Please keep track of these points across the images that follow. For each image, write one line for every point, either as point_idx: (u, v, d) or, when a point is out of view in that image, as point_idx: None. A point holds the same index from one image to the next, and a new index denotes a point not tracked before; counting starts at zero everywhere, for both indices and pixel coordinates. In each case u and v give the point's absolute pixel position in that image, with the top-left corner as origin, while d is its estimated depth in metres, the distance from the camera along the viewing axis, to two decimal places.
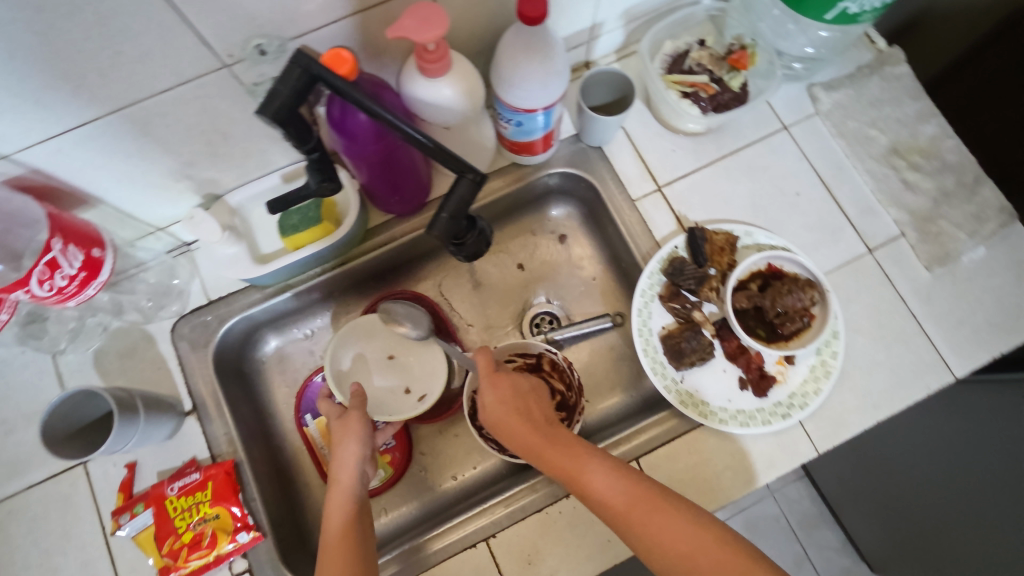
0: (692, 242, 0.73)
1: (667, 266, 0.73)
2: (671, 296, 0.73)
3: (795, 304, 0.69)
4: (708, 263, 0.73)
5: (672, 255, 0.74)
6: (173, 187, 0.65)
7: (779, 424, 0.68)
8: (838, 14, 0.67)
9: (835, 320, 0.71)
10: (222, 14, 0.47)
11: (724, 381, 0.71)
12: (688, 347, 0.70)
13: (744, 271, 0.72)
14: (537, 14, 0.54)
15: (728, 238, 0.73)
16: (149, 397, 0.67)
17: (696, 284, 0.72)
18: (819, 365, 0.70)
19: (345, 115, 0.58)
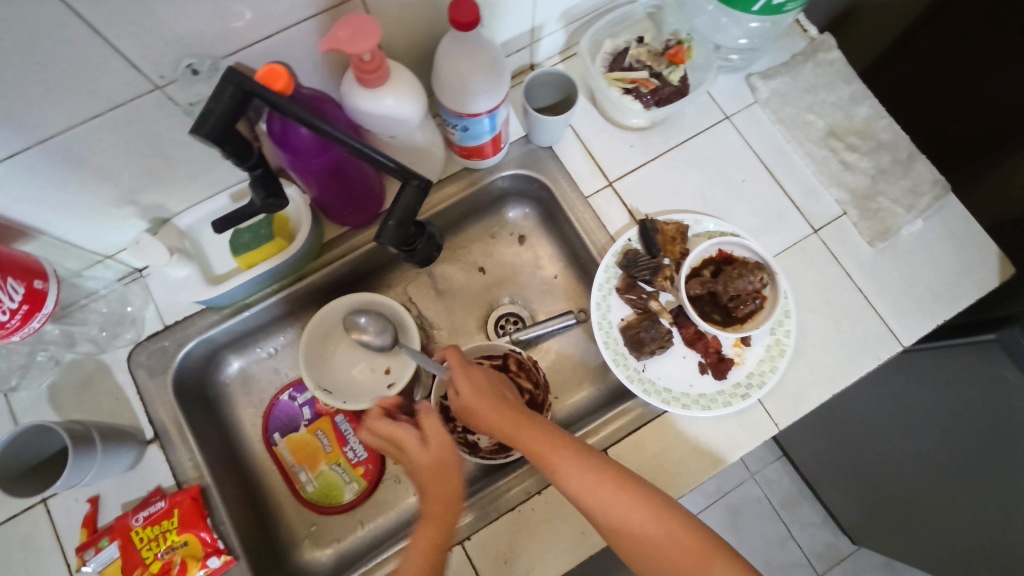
0: (644, 234, 0.75)
1: (622, 258, 0.75)
2: (627, 287, 0.75)
3: (748, 287, 0.71)
4: (661, 253, 0.75)
5: (626, 247, 0.76)
6: (117, 213, 0.64)
7: (739, 404, 0.70)
8: (763, 5, 0.70)
9: (786, 300, 0.73)
10: (148, 35, 0.47)
11: (684, 367, 0.73)
12: (648, 336, 0.72)
13: (696, 260, 0.74)
14: (468, 20, 0.55)
15: (679, 227, 0.75)
16: (107, 428, 0.65)
17: (651, 275, 0.73)
18: (774, 344, 0.72)
19: (286, 130, 0.58)
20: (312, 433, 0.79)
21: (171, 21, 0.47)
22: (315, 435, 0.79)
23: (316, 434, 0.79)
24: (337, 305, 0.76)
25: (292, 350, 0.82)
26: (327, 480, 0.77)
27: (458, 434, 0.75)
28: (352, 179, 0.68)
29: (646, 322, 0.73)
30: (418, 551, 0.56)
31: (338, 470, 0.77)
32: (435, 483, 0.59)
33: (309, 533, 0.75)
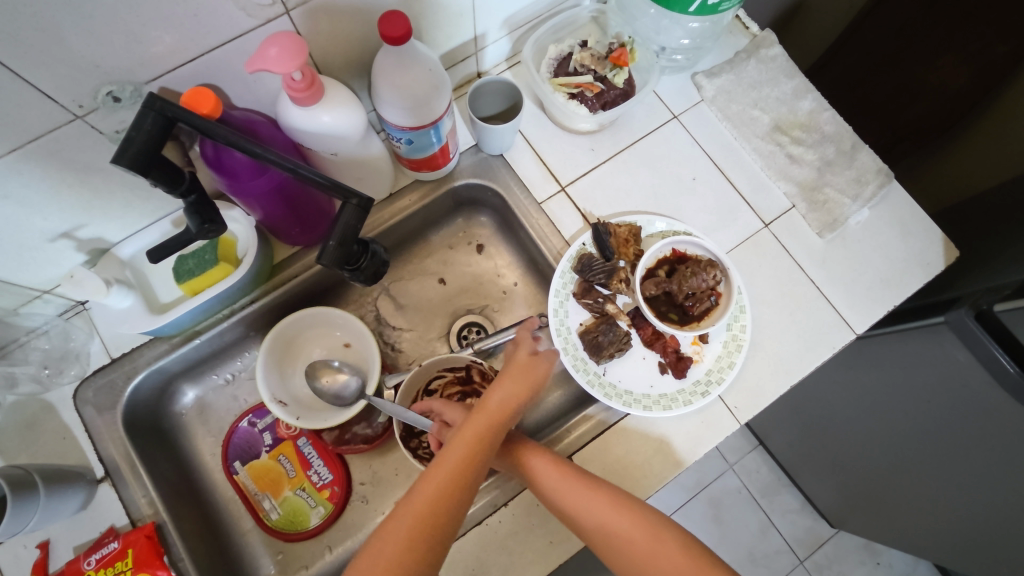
0: (597, 238, 0.75)
1: (576, 263, 0.74)
2: (583, 291, 0.75)
3: (700, 285, 0.71)
4: (616, 255, 0.75)
5: (580, 251, 0.75)
6: (51, 248, 0.62)
7: (701, 401, 0.70)
8: (699, 6, 0.70)
9: (741, 295, 0.73)
10: (61, 65, 0.46)
11: (644, 367, 0.74)
12: (607, 340, 0.72)
13: (650, 261, 0.74)
14: (399, 33, 0.54)
15: (632, 229, 0.75)
16: (53, 470, 0.63)
17: (605, 278, 0.73)
18: (731, 339, 0.73)
19: (220, 154, 0.56)
20: (274, 459, 0.77)
21: (84, 48, 0.46)
22: (278, 461, 0.77)
23: (279, 460, 0.77)
24: (300, 318, 0.75)
25: (250, 376, 0.80)
26: (293, 506, 0.75)
27: (424, 451, 0.73)
28: (297, 200, 0.66)
29: (603, 326, 0.73)
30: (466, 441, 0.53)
31: (302, 495, 0.76)
32: (520, 387, 0.58)
33: (277, 561, 0.74)
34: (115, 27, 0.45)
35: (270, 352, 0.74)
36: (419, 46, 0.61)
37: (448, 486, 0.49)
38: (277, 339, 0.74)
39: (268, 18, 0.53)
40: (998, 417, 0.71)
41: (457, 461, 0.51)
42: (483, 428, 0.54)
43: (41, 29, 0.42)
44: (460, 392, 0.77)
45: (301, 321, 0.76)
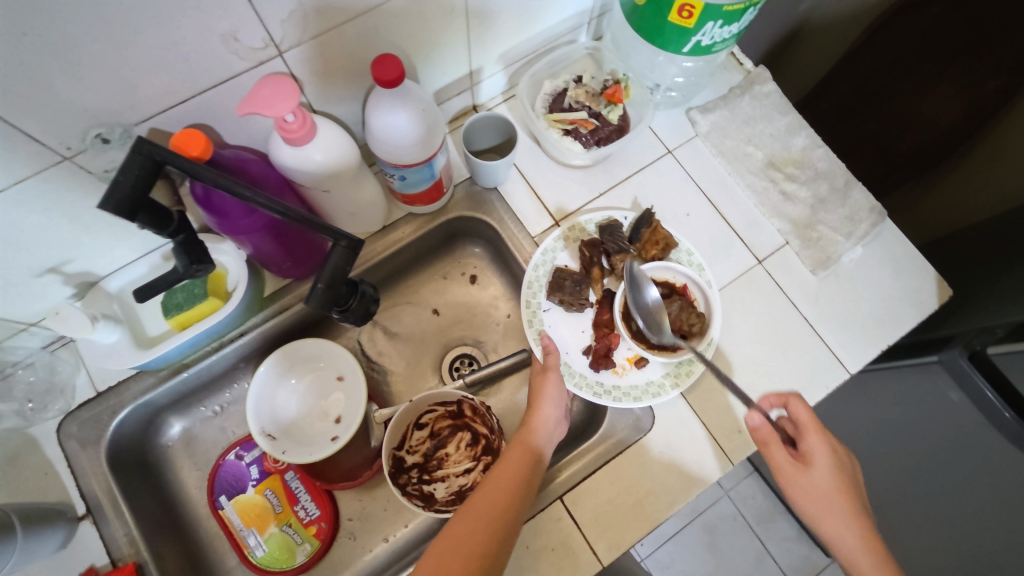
0: (637, 222, 0.77)
1: (600, 227, 0.77)
2: (588, 243, 0.76)
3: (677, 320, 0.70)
4: (638, 246, 0.76)
5: (615, 218, 0.78)
6: (37, 283, 0.61)
7: (588, 395, 0.72)
8: (693, 47, 0.70)
9: (701, 361, 0.72)
10: (49, 109, 0.46)
11: (574, 337, 0.76)
12: (568, 290, 0.74)
13: (657, 274, 0.74)
14: (387, 81, 0.54)
15: (669, 237, 0.75)
16: (32, 509, 0.62)
17: (616, 249, 0.75)
18: (655, 385, 0.72)
19: (209, 195, 0.56)
20: (261, 494, 0.76)
21: (73, 94, 0.46)
22: (264, 495, 0.76)
23: (265, 495, 0.76)
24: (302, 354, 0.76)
25: (239, 407, 0.79)
26: (278, 543, 0.74)
27: (413, 487, 0.75)
28: (288, 236, 0.66)
29: (577, 277, 0.75)
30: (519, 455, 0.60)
31: (288, 531, 0.74)
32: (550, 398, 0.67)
33: None
34: (104, 72, 0.45)
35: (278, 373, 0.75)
36: (416, 91, 0.61)
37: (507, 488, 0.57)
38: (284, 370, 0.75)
39: (260, 61, 0.53)
40: (992, 460, 0.70)
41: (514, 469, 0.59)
42: (529, 439, 0.62)
43: (29, 75, 0.42)
44: (450, 426, 0.78)
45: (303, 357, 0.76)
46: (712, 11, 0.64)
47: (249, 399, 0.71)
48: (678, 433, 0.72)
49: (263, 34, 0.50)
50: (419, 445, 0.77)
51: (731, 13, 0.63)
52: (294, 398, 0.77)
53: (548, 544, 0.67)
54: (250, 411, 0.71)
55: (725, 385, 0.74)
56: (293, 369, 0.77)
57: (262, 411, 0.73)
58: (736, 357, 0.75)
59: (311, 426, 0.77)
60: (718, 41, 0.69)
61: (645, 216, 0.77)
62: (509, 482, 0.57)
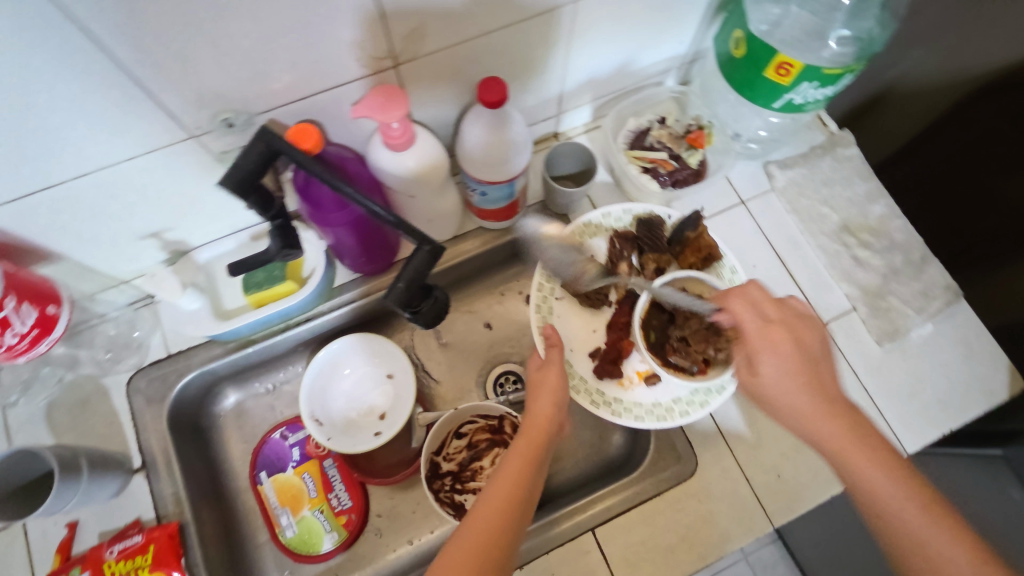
0: (683, 222, 0.74)
1: (637, 222, 0.76)
2: (620, 236, 0.76)
3: (702, 341, 0.66)
4: (677, 250, 0.75)
5: (657, 214, 0.76)
6: (139, 245, 0.66)
7: (583, 402, 0.71)
8: (784, 103, 0.70)
9: (717, 397, 0.69)
10: (189, 92, 0.50)
11: (585, 333, 0.77)
12: (587, 280, 0.75)
13: (692, 283, 0.69)
14: (490, 104, 0.57)
15: (711, 247, 0.72)
16: (97, 455, 0.65)
17: (649, 249, 0.74)
18: (660, 408, 0.71)
19: (310, 184, 0.60)
20: (298, 476, 0.78)
21: (212, 80, 0.50)
22: (302, 478, 0.78)
23: (303, 477, 0.78)
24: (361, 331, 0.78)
25: (291, 389, 0.82)
26: (308, 527, 0.76)
27: (445, 494, 0.75)
28: (368, 231, 0.69)
29: (603, 268, 0.75)
30: (519, 461, 0.56)
31: (319, 517, 0.76)
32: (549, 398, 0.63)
33: None
34: (244, 65, 0.50)
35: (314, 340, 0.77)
36: (513, 120, 0.63)
37: (509, 494, 0.53)
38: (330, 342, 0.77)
39: (377, 70, 0.56)
40: None
41: (513, 475, 0.55)
42: (532, 444, 0.58)
43: (183, 60, 0.47)
44: (488, 439, 0.78)
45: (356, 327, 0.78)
46: (810, 72, 0.64)
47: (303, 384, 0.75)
48: (720, 485, 0.70)
49: (385, 46, 0.54)
50: (456, 454, 0.78)
51: (830, 76, 0.64)
52: (347, 388, 0.79)
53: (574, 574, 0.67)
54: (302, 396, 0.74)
55: (774, 444, 0.72)
56: (345, 358, 0.79)
57: (313, 396, 0.76)
58: None
59: (359, 415, 0.79)
60: (811, 100, 0.69)
61: (691, 219, 0.73)
62: (504, 500, 0.53)
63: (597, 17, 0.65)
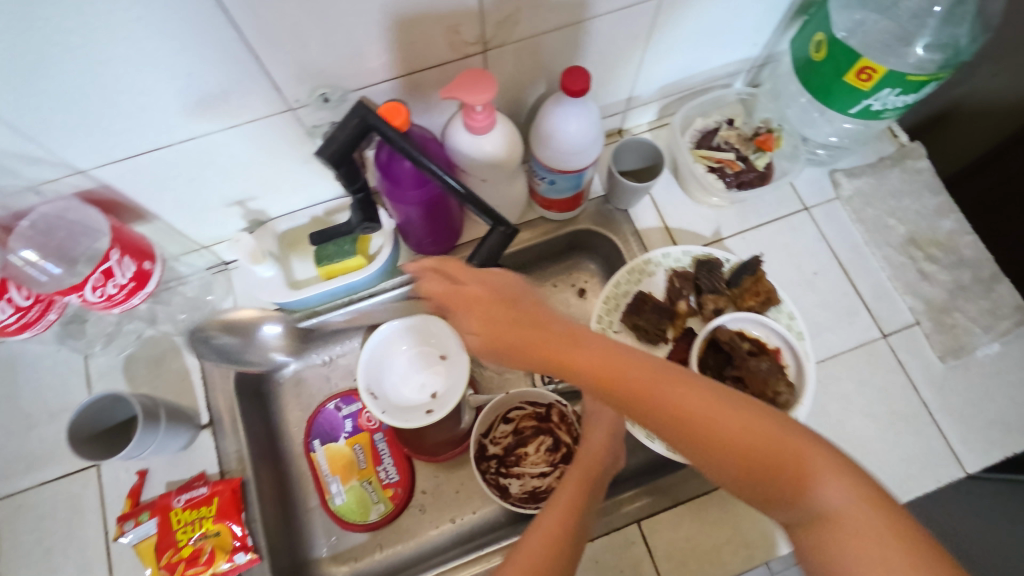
0: (740, 267, 0.74)
1: (696, 261, 0.75)
2: (680, 274, 0.75)
3: (761, 382, 0.66)
4: (735, 292, 0.74)
5: (716, 256, 0.75)
6: (224, 212, 0.70)
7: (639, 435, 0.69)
8: (861, 110, 0.70)
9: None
10: (296, 65, 0.52)
11: None
12: (646, 315, 0.73)
13: (748, 326, 0.70)
14: (571, 91, 0.59)
15: (771, 291, 0.72)
16: (172, 407, 0.69)
17: (709, 289, 0.73)
18: None
19: (391, 160, 0.62)
20: (350, 447, 0.80)
21: (317, 55, 0.52)
22: (352, 449, 0.80)
23: (353, 448, 0.80)
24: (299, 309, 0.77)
25: (346, 362, 0.84)
26: (356, 497, 0.78)
27: (491, 476, 0.76)
28: (437, 209, 0.70)
29: (660, 305, 0.74)
30: (569, 491, 0.58)
31: (368, 488, 0.78)
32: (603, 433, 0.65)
33: (330, 546, 0.76)
34: (349, 43, 0.52)
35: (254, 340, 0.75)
36: (575, 112, 0.62)
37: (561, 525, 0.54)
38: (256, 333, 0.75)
39: (466, 54, 0.58)
40: None
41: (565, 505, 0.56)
42: (582, 477, 0.60)
43: (296, 35, 0.49)
44: (534, 427, 0.79)
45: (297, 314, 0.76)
46: (892, 78, 0.64)
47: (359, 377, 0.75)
48: None
49: (478, 31, 0.56)
50: (502, 438, 0.79)
51: (913, 83, 0.63)
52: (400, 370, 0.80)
53: (618, 564, 0.67)
54: (360, 380, 0.75)
55: None
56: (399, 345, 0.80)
57: (365, 381, 0.76)
58: (844, 427, 0.73)
59: (409, 390, 0.79)
60: (890, 107, 0.69)
61: (750, 263, 0.73)
62: (557, 530, 0.53)
63: (678, 16, 0.66)
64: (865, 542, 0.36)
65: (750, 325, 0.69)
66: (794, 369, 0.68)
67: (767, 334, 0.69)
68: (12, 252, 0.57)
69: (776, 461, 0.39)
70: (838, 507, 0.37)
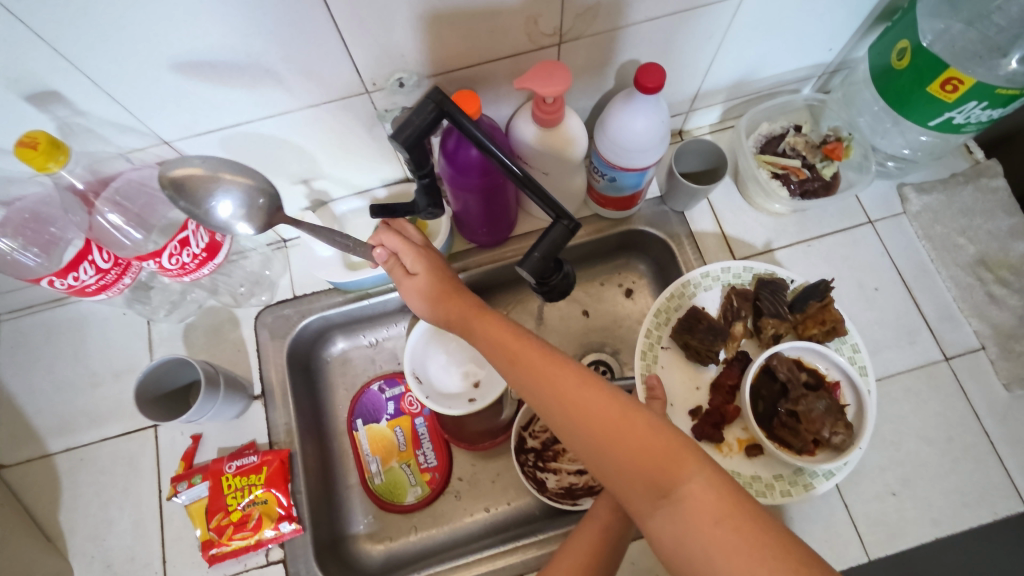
0: (809, 290, 0.71)
1: (758, 280, 0.73)
2: (739, 293, 0.72)
3: (816, 422, 0.64)
4: (797, 318, 0.71)
5: (779, 276, 0.73)
6: (291, 190, 0.71)
7: None
8: (942, 122, 0.68)
9: (825, 482, 0.64)
10: (379, 49, 0.53)
11: (689, 393, 0.73)
12: (698, 335, 0.70)
13: (807, 356, 0.68)
14: (643, 87, 0.58)
15: (840, 321, 0.68)
16: (229, 375, 0.71)
17: (770, 312, 0.70)
18: (762, 484, 0.66)
19: (459, 148, 0.62)
20: (391, 429, 0.81)
21: (401, 41, 0.53)
22: (393, 431, 0.81)
23: (394, 431, 0.82)
24: (263, 183, 0.56)
25: (391, 346, 0.85)
26: (395, 478, 0.79)
27: (529, 469, 0.76)
28: (495, 199, 0.70)
29: (716, 324, 0.70)
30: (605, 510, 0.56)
31: (406, 470, 0.79)
32: None
33: (366, 525, 0.78)
34: (432, 29, 0.53)
35: (193, 210, 0.53)
36: (640, 113, 0.61)
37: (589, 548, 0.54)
38: (208, 202, 0.54)
39: (542, 46, 0.59)
40: None
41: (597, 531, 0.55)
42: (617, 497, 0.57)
43: (384, 20, 0.50)
44: None
45: (263, 191, 0.56)
46: (980, 90, 0.62)
47: (405, 364, 0.76)
48: (815, 508, 0.68)
49: (557, 23, 0.56)
50: (542, 432, 0.79)
51: (1001, 97, 0.61)
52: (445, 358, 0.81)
53: (653, 566, 0.67)
54: (407, 367, 0.76)
55: (877, 474, 0.70)
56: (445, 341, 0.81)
57: (412, 368, 0.77)
58: (897, 449, 0.71)
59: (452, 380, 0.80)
60: (973, 121, 0.66)
61: (818, 287, 0.69)
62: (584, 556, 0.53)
63: (756, 17, 0.64)
64: (710, 526, 0.41)
65: (812, 357, 0.68)
66: (854, 412, 0.65)
67: (829, 368, 0.67)
68: (97, 214, 0.58)
69: (658, 463, 0.45)
70: (716, 514, 0.41)
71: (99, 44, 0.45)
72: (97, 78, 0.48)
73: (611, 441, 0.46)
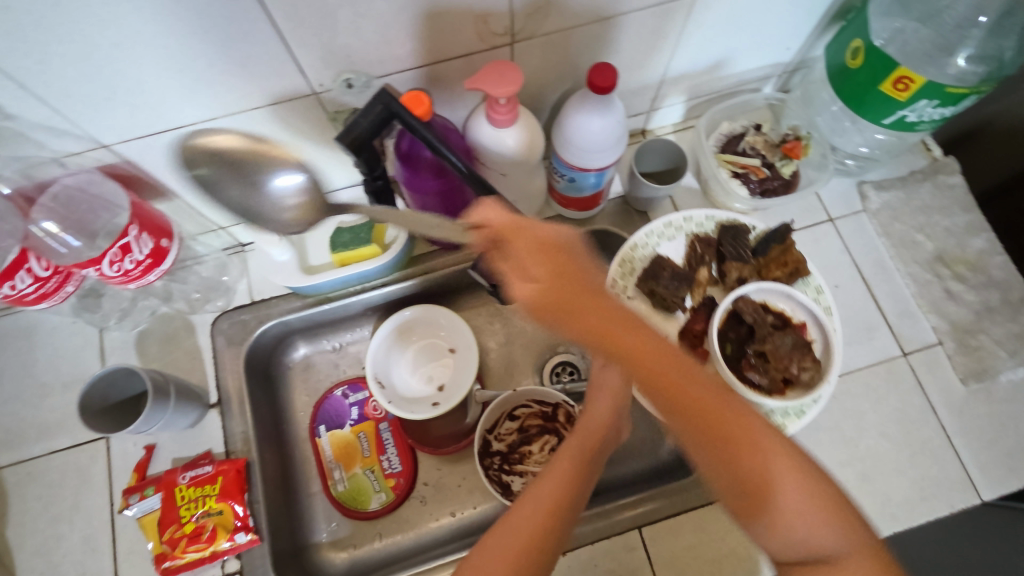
0: (769, 234, 0.71)
1: (720, 226, 0.72)
2: (702, 240, 0.73)
3: (784, 359, 0.64)
4: (761, 262, 0.71)
5: (742, 222, 0.73)
6: None
7: None
8: (896, 120, 0.68)
9: (795, 420, 0.65)
10: (321, 49, 0.52)
11: None
12: (664, 281, 0.70)
13: (773, 299, 0.68)
14: (597, 87, 0.58)
15: (800, 261, 0.70)
16: (181, 384, 0.69)
17: (733, 256, 0.70)
18: None
19: (412, 150, 0.61)
20: (354, 434, 0.80)
21: (345, 41, 0.52)
22: (357, 437, 0.80)
23: (358, 436, 0.80)
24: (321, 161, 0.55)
25: (355, 350, 0.84)
26: (358, 484, 0.78)
27: (494, 472, 0.75)
28: (456, 204, 0.68)
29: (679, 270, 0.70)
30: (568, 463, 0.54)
31: (370, 476, 0.78)
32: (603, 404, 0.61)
33: (329, 532, 0.76)
34: (377, 27, 0.51)
35: (238, 195, 0.53)
36: (592, 116, 0.61)
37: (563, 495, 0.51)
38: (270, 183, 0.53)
39: (494, 45, 0.58)
40: None
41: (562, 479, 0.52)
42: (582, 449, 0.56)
43: (325, 19, 0.49)
44: (539, 426, 0.78)
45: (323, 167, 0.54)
46: (930, 89, 0.62)
47: (367, 367, 0.74)
48: None
49: (507, 22, 0.55)
50: (507, 434, 0.77)
51: (952, 95, 0.61)
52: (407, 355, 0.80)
53: (616, 568, 0.67)
54: (370, 369, 0.74)
55: (838, 470, 0.70)
56: (410, 330, 0.81)
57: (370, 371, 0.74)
58: (857, 445, 0.71)
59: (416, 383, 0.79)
60: (926, 120, 0.67)
61: (778, 231, 0.71)
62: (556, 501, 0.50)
63: (711, 15, 0.64)
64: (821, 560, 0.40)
65: (777, 297, 0.68)
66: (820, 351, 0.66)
67: (794, 307, 0.68)
68: (31, 223, 0.57)
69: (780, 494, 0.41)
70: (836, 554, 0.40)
71: (22, 45, 0.43)
72: (24, 81, 0.47)
73: (742, 463, 0.41)
